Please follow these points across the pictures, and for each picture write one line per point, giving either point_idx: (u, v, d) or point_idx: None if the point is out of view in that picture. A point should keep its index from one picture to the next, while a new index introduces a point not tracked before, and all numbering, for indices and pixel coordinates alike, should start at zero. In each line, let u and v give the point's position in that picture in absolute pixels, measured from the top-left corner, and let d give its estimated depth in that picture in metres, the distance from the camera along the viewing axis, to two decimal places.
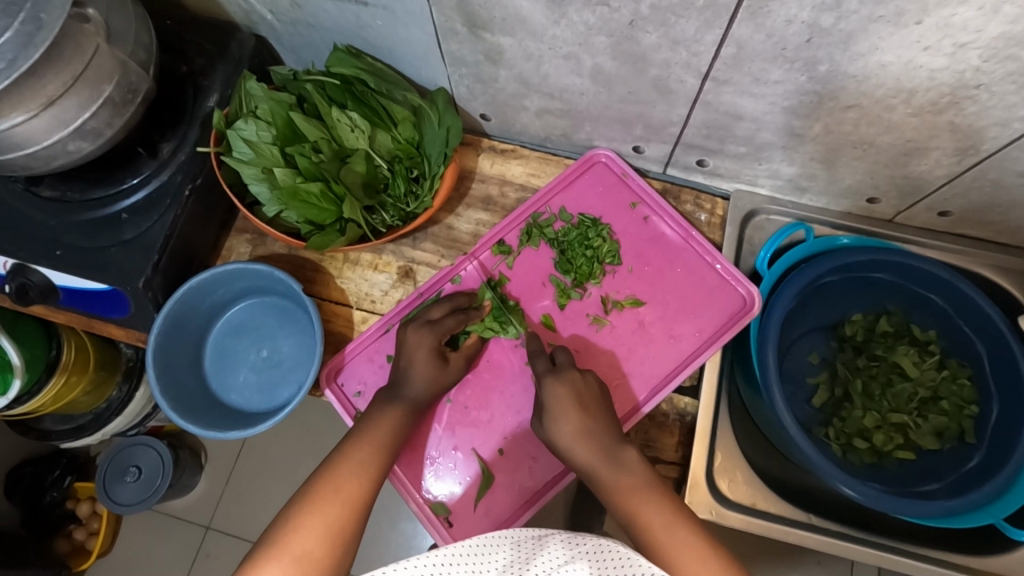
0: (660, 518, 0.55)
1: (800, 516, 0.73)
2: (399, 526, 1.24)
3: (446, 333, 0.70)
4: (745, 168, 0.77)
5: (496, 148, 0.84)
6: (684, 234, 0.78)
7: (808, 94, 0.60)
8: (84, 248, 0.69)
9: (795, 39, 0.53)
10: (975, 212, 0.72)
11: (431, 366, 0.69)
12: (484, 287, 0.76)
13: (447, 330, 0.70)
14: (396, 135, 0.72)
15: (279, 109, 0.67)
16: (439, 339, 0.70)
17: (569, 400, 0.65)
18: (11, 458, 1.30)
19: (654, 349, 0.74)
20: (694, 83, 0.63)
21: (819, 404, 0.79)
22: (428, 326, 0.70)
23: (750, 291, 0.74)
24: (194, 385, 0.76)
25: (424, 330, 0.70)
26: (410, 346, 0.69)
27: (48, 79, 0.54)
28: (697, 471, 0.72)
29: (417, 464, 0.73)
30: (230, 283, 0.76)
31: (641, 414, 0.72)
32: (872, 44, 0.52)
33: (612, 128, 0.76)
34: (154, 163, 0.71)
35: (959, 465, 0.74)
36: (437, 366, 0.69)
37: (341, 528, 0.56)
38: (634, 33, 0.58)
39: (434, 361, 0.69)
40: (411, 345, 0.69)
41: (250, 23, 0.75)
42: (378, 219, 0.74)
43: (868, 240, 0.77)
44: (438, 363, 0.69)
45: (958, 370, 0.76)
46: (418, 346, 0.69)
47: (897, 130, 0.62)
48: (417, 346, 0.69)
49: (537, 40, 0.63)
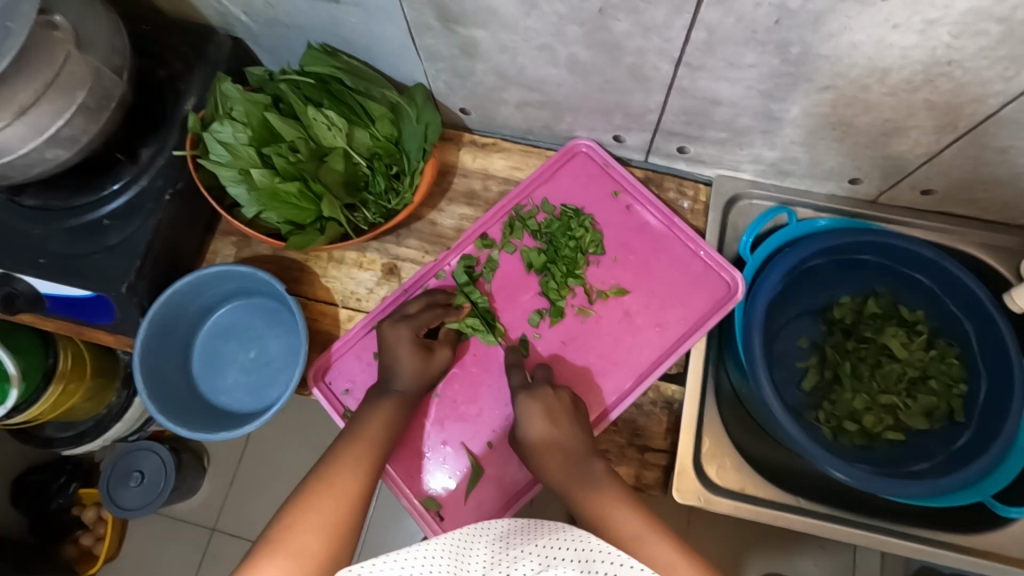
0: (630, 530, 0.55)
1: (791, 500, 0.73)
2: (401, 521, 1.25)
3: (424, 325, 0.71)
4: (726, 153, 0.76)
5: (478, 142, 0.84)
6: (668, 222, 0.77)
7: (783, 77, 0.60)
8: (67, 256, 0.70)
9: (765, 21, 0.53)
10: (959, 190, 0.72)
11: (415, 357, 0.69)
12: (461, 290, 0.75)
13: (425, 322, 0.71)
14: (375, 132, 0.71)
15: (255, 110, 0.67)
16: (416, 332, 0.70)
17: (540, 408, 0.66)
18: (15, 466, 1.31)
19: (639, 338, 0.74)
20: (669, 70, 0.63)
21: (809, 388, 0.79)
22: (404, 320, 0.70)
23: (735, 276, 0.74)
24: (183, 390, 0.77)
25: (401, 324, 0.70)
26: (390, 342, 0.69)
27: (19, 88, 0.55)
28: (685, 456, 0.72)
29: (408, 461, 0.73)
30: (215, 285, 0.76)
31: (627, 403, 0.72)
32: (843, 23, 0.51)
33: (592, 118, 0.76)
34: (134, 169, 0.71)
35: (949, 444, 0.74)
36: (420, 355, 0.69)
37: (337, 523, 0.56)
38: (604, 21, 0.58)
39: (415, 352, 0.69)
40: (390, 340, 0.69)
41: (225, 25, 0.75)
42: (360, 217, 0.74)
43: (849, 222, 0.77)
44: (422, 354, 0.69)
45: (947, 350, 0.76)
46: (398, 341, 0.69)
47: (875, 110, 0.61)
48: (400, 340, 0.69)
49: (510, 32, 0.63)
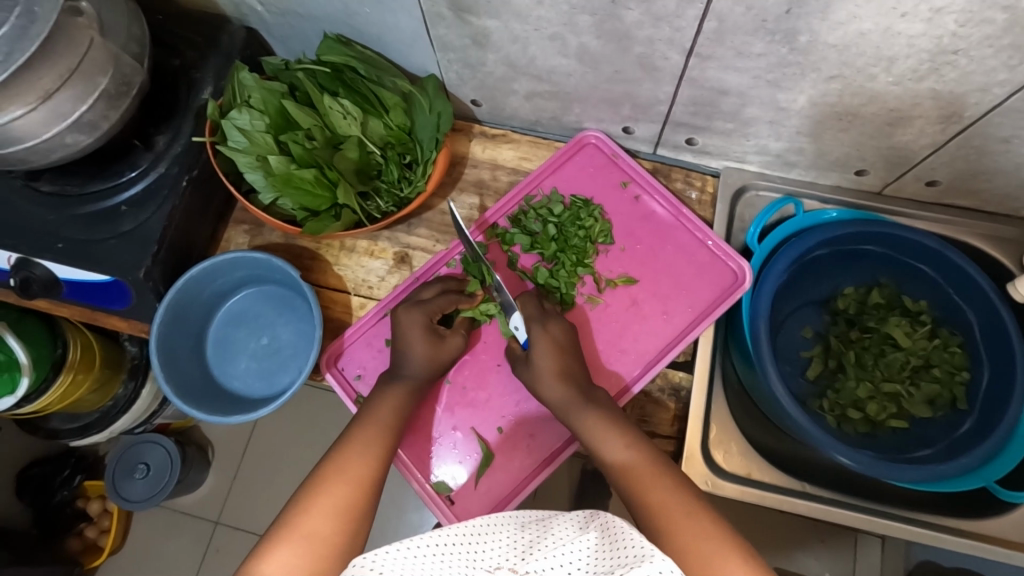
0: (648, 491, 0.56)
1: (796, 485, 0.74)
2: (406, 514, 1.25)
3: (438, 311, 0.71)
4: (733, 144, 0.77)
5: (488, 133, 0.85)
6: (675, 212, 0.78)
7: (791, 66, 0.61)
8: (83, 241, 0.71)
9: (775, 10, 0.54)
10: (961, 181, 0.73)
11: (427, 342, 0.69)
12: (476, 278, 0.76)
13: (438, 308, 0.71)
14: (388, 121, 0.73)
15: (272, 98, 0.69)
16: (428, 317, 0.70)
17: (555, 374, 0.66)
18: (20, 458, 1.32)
19: (648, 325, 0.75)
20: (679, 59, 0.64)
21: (813, 377, 0.80)
22: (417, 306, 0.71)
23: (741, 265, 0.75)
24: (197, 376, 0.78)
25: (414, 310, 0.70)
26: (403, 326, 0.70)
27: (43, 73, 0.56)
28: (693, 443, 0.73)
29: (420, 445, 0.74)
30: (228, 272, 0.77)
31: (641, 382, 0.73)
32: (850, 12, 0.52)
33: (601, 109, 0.77)
34: (150, 156, 0.72)
35: (952, 431, 0.75)
36: (433, 342, 0.70)
37: (349, 507, 0.57)
38: (616, 11, 0.59)
39: (428, 338, 0.70)
40: (403, 324, 0.70)
41: (240, 15, 0.76)
42: (372, 205, 0.75)
43: (855, 213, 0.78)
44: (434, 340, 0.70)
45: (950, 339, 0.77)
46: (411, 326, 0.70)
47: (880, 99, 0.63)
48: (414, 325, 0.69)
49: (522, 21, 0.64)
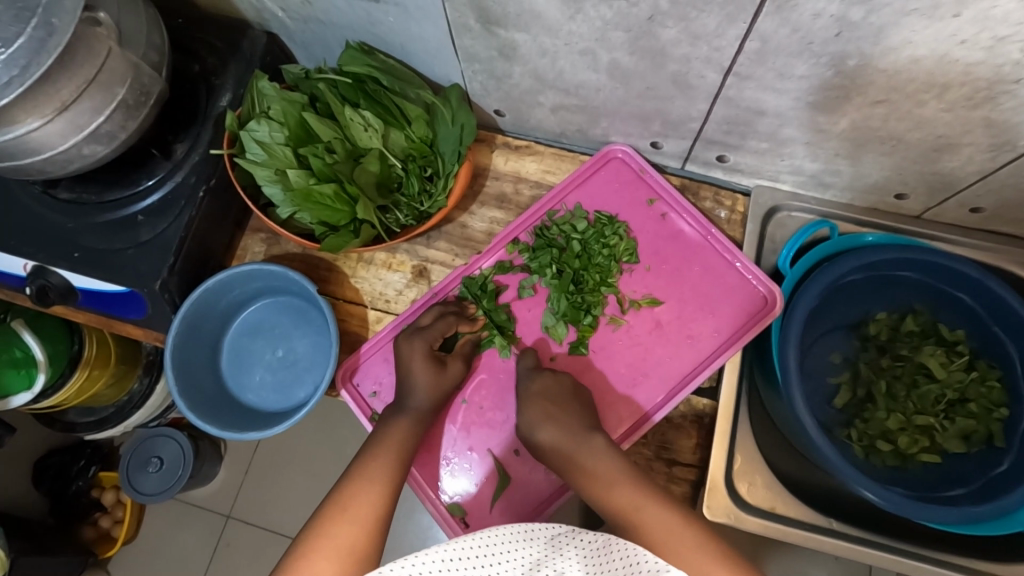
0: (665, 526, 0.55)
1: (822, 522, 0.72)
2: (415, 517, 1.24)
3: (437, 337, 0.71)
4: (766, 163, 0.74)
5: (510, 144, 0.83)
6: (704, 232, 0.76)
7: (833, 89, 0.58)
8: (101, 250, 0.70)
9: (823, 33, 0.51)
10: (1008, 209, 0.70)
11: (430, 372, 0.69)
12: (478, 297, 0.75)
13: (437, 334, 0.71)
14: (410, 133, 0.71)
15: (292, 110, 0.67)
16: (429, 345, 0.70)
17: (554, 408, 0.66)
18: (35, 449, 1.33)
19: (672, 348, 0.73)
20: (715, 78, 0.61)
21: (840, 405, 0.78)
22: (417, 334, 0.71)
23: (771, 289, 0.72)
24: (211, 387, 0.77)
25: (414, 339, 0.70)
26: (405, 357, 0.70)
27: (61, 85, 0.55)
28: (716, 472, 0.71)
29: (435, 467, 0.73)
30: (245, 284, 0.76)
31: (650, 424, 0.71)
32: (905, 37, 0.49)
33: (629, 123, 0.74)
34: (168, 164, 0.71)
35: (988, 469, 0.72)
36: (435, 370, 0.69)
37: (353, 550, 0.55)
38: (653, 28, 0.56)
39: (430, 365, 0.69)
40: (405, 355, 0.70)
41: (261, 20, 0.74)
42: (392, 218, 0.73)
43: (893, 238, 0.74)
44: (435, 368, 0.69)
45: (987, 372, 0.74)
46: (412, 355, 0.69)
47: (928, 125, 0.59)
48: (416, 354, 0.69)
49: (552, 36, 0.61)
